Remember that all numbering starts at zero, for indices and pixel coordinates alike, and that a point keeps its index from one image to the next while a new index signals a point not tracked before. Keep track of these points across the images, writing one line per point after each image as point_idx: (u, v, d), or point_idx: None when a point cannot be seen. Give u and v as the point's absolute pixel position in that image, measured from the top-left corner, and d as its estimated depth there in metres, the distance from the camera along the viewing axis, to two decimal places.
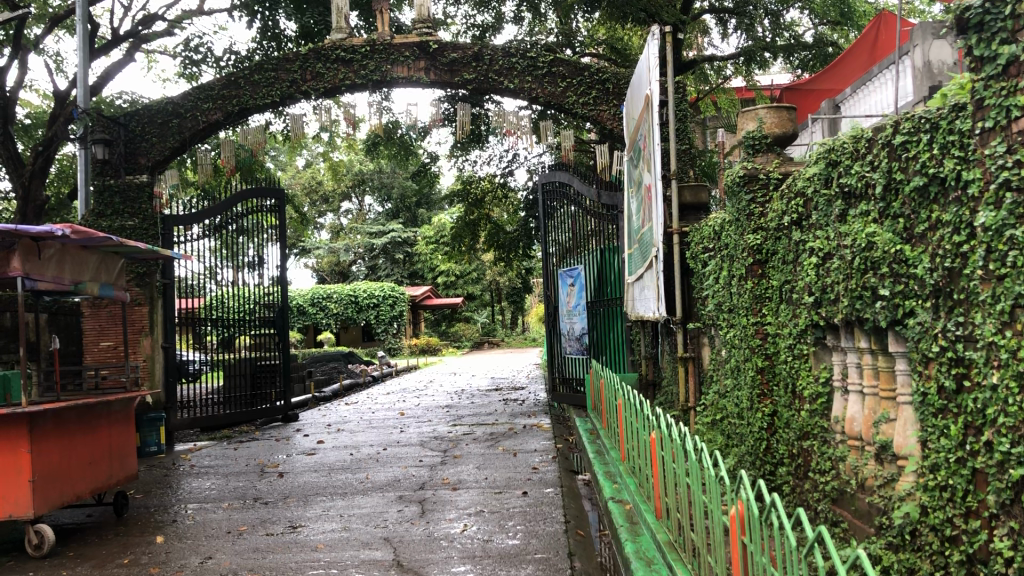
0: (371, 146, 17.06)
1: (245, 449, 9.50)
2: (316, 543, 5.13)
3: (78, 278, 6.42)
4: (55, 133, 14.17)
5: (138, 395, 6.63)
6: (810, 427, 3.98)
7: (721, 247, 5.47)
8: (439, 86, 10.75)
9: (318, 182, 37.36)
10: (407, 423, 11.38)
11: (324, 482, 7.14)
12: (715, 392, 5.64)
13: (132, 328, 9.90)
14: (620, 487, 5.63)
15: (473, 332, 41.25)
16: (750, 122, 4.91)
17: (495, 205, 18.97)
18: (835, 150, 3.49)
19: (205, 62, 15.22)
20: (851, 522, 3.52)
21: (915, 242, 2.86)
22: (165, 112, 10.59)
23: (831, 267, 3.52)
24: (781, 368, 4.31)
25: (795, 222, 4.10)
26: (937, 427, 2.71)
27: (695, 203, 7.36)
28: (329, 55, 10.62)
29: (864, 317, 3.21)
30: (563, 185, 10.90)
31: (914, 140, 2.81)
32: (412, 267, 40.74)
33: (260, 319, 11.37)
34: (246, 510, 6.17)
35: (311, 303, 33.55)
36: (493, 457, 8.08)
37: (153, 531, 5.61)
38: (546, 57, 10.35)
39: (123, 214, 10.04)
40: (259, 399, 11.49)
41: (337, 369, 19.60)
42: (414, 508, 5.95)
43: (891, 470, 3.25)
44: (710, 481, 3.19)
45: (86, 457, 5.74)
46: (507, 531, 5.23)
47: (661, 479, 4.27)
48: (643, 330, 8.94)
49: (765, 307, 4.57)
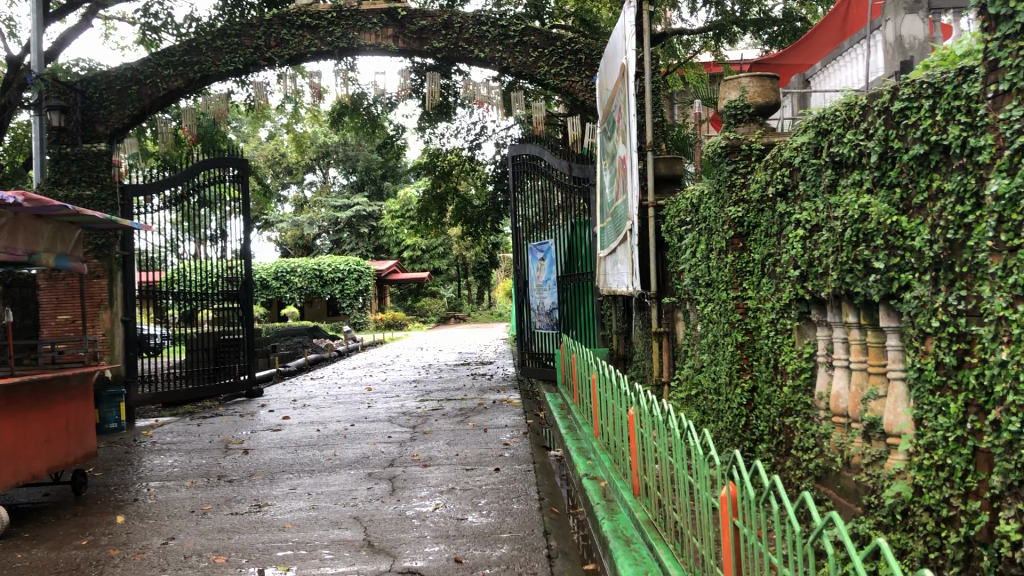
0: (336, 118, 16.75)
1: (209, 425, 9.30)
2: (284, 522, 4.98)
3: (32, 249, 6.13)
4: (8, 100, 13.68)
5: (97, 370, 6.38)
6: (793, 403, 3.89)
7: (698, 220, 5.36)
8: (407, 55, 10.52)
9: (281, 153, 36.78)
10: (374, 399, 11.23)
11: (290, 459, 6.98)
12: (690, 367, 5.56)
13: (90, 301, 9.60)
14: (594, 463, 5.54)
15: (439, 306, 40.96)
16: (733, 91, 4.74)
17: (462, 178, 18.72)
18: (826, 119, 3.38)
19: (165, 28, 14.75)
20: (836, 500, 3.44)
21: (913, 213, 2.76)
22: (123, 78, 10.22)
23: (820, 239, 3.41)
24: (762, 343, 4.21)
25: (780, 193, 3.99)
26: (935, 405, 2.63)
27: (671, 175, 7.24)
28: (294, 21, 10.33)
29: (855, 290, 3.12)
30: (533, 158, 10.70)
31: (915, 106, 2.70)
32: (377, 242, 40.41)
33: (223, 292, 11.12)
34: (209, 488, 5.99)
35: (275, 277, 33.12)
36: (464, 433, 7.96)
37: (113, 511, 5.42)
38: (517, 26, 10.15)
39: (80, 183, 9.73)
40: (222, 374, 11.22)
41: (301, 345, 19.37)
42: (384, 486, 5.81)
43: (879, 449, 3.17)
44: (698, 458, 3.06)
45: (41, 434, 5.52)
46: (480, 509, 5.11)
47: (639, 456, 4.16)
48: (614, 305, 8.87)
49: (745, 281, 4.47)
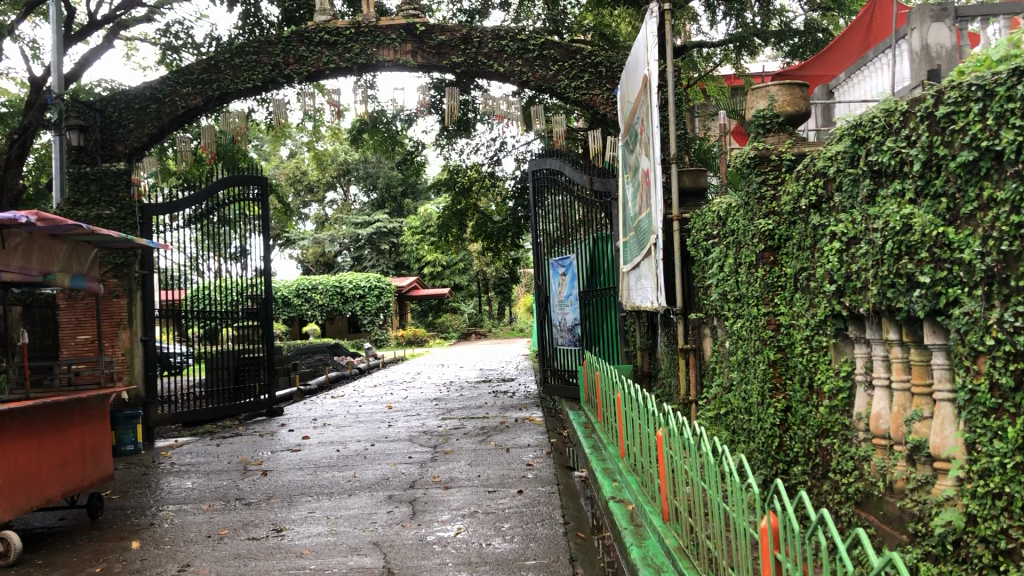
0: (356, 135, 16.73)
1: (228, 445, 9.20)
2: (302, 548, 4.84)
3: (47, 269, 6.05)
4: (30, 121, 13.73)
5: (114, 392, 6.30)
6: (829, 424, 3.72)
7: (726, 233, 5.20)
8: (426, 70, 10.45)
9: (303, 172, 36.97)
10: (396, 417, 11.11)
11: (310, 481, 6.85)
12: (719, 385, 5.40)
13: (109, 321, 9.55)
14: (620, 485, 5.36)
15: (460, 322, 40.90)
16: (761, 100, 4.62)
17: (483, 194, 18.65)
18: (863, 126, 3.22)
19: (185, 48, 14.80)
20: (878, 527, 3.25)
21: (961, 223, 2.60)
22: (143, 97, 10.22)
23: (858, 252, 3.25)
24: (796, 361, 4.04)
25: (813, 205, 3.83)
26: (990, 429, 2.47)
27: (695, 188, 7.09)
28: (312, 37, 10.27)
29: (897, 306, 2.96)
30: (554, 172, 10.58)
31: (963, 110, 2.57)
32: (398, 258, 40.43)
33: (245, 311, 11.08)
34: (227, 511, 5.87)
35: (297, 294, 32.98)
36: (486, 453, 7.80)
37: (128, 536, 5.31)
38: (537, 39, 10.04)
39: (100, 203, 9.72)
40: (242, 393, 11.13)
41: (322, 362, 19.32)
42: (405, 509, 5.67)
43: (925, 473, 3.00)
44: (734, 488, 2.89)
45: (57, 457, 5.42)
46: (503, 535, 4.95)
47: (668, 479, 3.99)
48: (637, 321, 8.72)
49: (777, 296, 4.30)
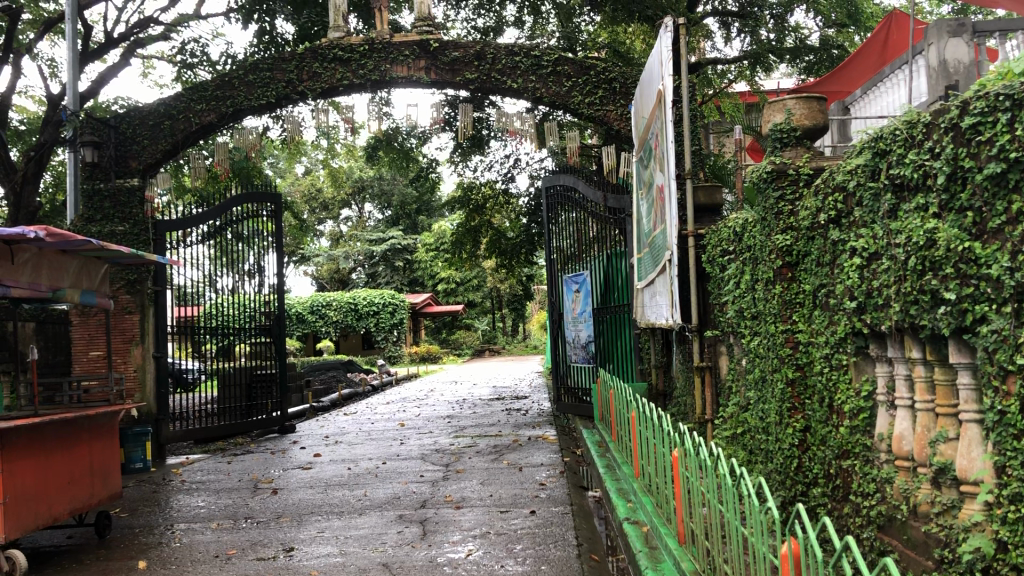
0: (370, 152, 16.75)
1: (239, 463, 9.14)
2: (310, 569, 4.76)
3: (57, 285, 6.03)
4: (47, 138, 13.78)
5: (124, 409, 6.25)
6: (850, 445, 3.61)
7: (743, 249, 5.12)
8: (440, 86, 10.42)
9: (318, 188, 37.08)
10: (408, 435, 11.04)
11: (320, 500, 6.77)
12: (735, 404, 5.30)
13: (122, 337, 9.54)
14: (635, 506, 5.25)
15: (473, 338, 40.85)
16: (778, 114, 4.58)
17: (497, 211, 18.60)
18: (884, 139, 3.13)
19: (201, 65, 14.87)
20: (902, 553, 3.14)
21: (988, 238, 2.52)
22: (157, 114, 10.25)
23: (880, 268, 3.16)
24: (815, 380, 3.94)
25: (832, 220, 3.75)
26: (1021, 452, 2.37)
27: (711, 204, 7.00)
28: (326, 54, 10.26)
29: (921, 324, 2.87)
30: (568, 188, 10.52)
31: (989, 121, 2.50)
32: (412, 275, 40.44)
33: (258, 327, 11.05)
34: (236, 530, 5.81)
35: (311, 311, 33.09)
36: (498, 472, 7.70)
37: (135, 556, 5.25)
38: (551, 55, 10.01)
39: (113, 219, 9.73)
40: (255, 410, 11.06)
41: (336, 379, 19.28)
42: (416, 530, 5.58)
43: (950, 496, 2.89)
44: (753, 513, 2.78)
45: (64, 475, 5.36)
46: (515, 556, 4.85)
47: (684, 500, 3.89)
48: (652, 338, 8.63)
49: (796, 313, 4.21)
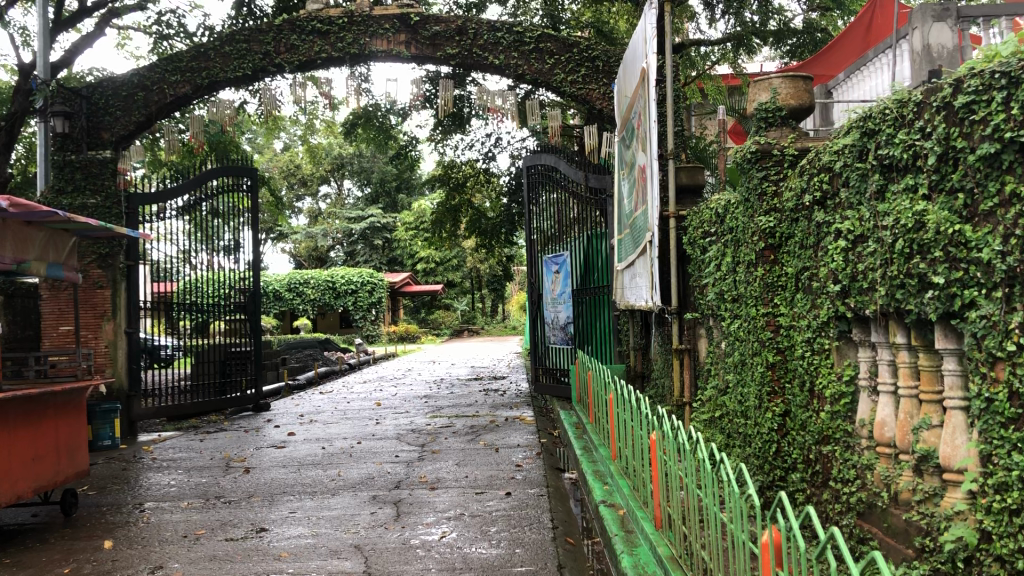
0: (349, 129, 16.54)
1: (212, 441, 9.01)
2: (280, 551, 4.66)
3: (21, 257, 5.87)
4: (18, 108, 13.50)
5: (92, 384, 6.11)
6: (830, 430, 3.56)
7: (725, 230, 5.04)
8: (420, 61, 10.24)
9: (296, 165, 36.73)
10: (383, 414, 10.94)
11: (293, 479, 6.67)
12: (713, 387, 5.24)
13: (93, 312, 9.36)
14: (611, 489, 5.19)
15: (452, 318, 40.70)
16: (764, 93, 4.49)
17: (477, 190, 18.47)
18: (873, 118, 3.05)
19: (177, 37, 14.59)
20: (882, 541, 3.09)
21: (980, 220, 2.46)
22: (130, 84, 10.02)
23: (866, 251, 3.09)
24: (796, 364, 3.88)
25: (817, 201, 3.68)
26: (1008, 441, 2.31)
27: (692, 185, 6.90)
28: (304, 26, 10.08)
29: (907, 309, 2.80)
30: (549, 168, 10.38)
31: (984, 99, 2.42)
32: (392, 253, 40.27)
33: (234, 304, 10.89)
34: (206, 510, 5.70)
35: (289, 288, 32.85)
36: (474, 453, 7.63)
37: (101, 535, 5.13)
38: (533, 32, 9.85)
39: (85, 192, 9.54)
40: (229, 387, 10.91)
41: (313, 357, 19.14)
42: (389, 511, 5.50)
43: (933, 485, 2.84)
44: (733, 501, 2.70)
45: (28, 453, 5.21)
46: (489, 539, 4.77)
47: (661, 485, 3.82)
48: (631, 320, 8.59)
49: (777, 296, 4.15)
